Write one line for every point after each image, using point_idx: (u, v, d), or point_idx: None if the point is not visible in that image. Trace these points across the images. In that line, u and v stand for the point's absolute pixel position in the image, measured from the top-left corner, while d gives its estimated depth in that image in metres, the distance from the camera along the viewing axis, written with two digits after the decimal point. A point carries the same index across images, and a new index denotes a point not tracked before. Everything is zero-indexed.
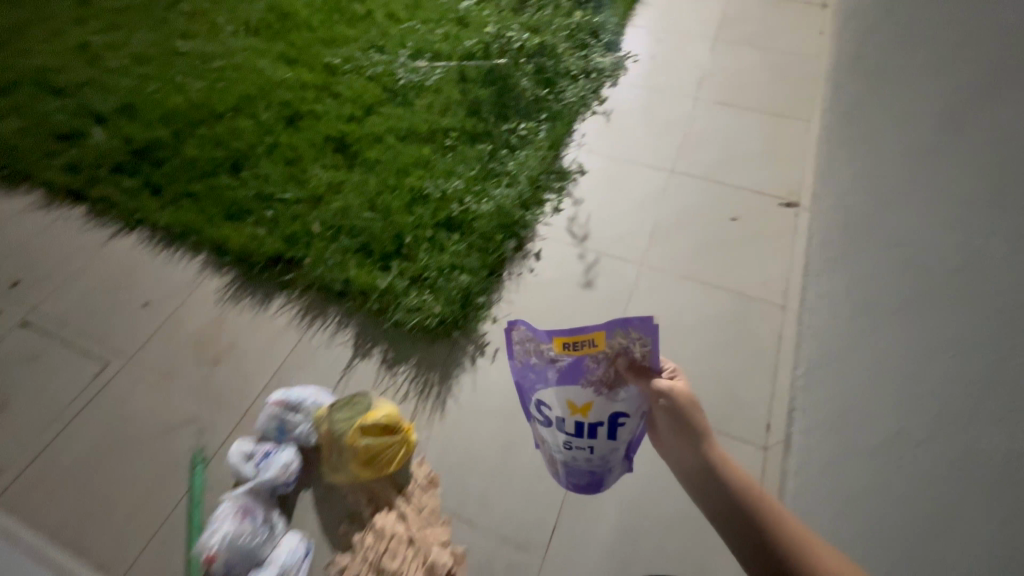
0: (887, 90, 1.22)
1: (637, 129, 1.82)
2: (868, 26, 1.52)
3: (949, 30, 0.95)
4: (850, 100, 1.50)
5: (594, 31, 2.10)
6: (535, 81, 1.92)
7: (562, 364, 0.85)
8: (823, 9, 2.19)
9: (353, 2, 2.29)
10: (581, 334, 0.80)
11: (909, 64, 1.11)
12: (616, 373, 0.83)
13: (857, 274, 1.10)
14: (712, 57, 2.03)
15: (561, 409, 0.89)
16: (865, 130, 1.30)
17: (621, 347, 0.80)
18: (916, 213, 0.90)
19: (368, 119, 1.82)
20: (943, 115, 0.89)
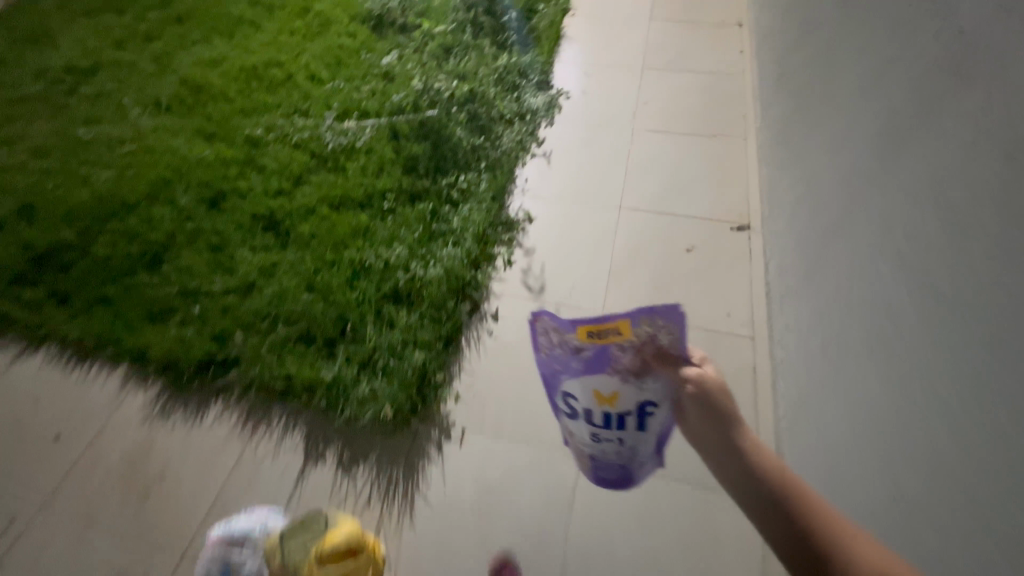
0: (818, 111, 1.22)
1: (579, 167, 1.78)
2: (787, 46, 1.55)
3: (879, 56, 0.95)
4: (782, 120, 1.50)
5: (523, 71, 2.08)
6: (470, 129, 1.87)
7: (587, 355, 0.79)
8: (740, 26, 2.25)
9: (271, 67, 2.20)
10: (606, 321, 0.76)
11: (839, 88, 1.11)
12: (644, 363, 0.77)
13: (824, 304, 1.06)
14: (643, 86, 2.03)
15: (587, 400, 0.83)
16: (801, 153, 1.29)
17: (648, 334, 0.75)
18: (875, 245, 0.88)
19: (299, 190, 1.71)
20: (889, 143, 0.87)
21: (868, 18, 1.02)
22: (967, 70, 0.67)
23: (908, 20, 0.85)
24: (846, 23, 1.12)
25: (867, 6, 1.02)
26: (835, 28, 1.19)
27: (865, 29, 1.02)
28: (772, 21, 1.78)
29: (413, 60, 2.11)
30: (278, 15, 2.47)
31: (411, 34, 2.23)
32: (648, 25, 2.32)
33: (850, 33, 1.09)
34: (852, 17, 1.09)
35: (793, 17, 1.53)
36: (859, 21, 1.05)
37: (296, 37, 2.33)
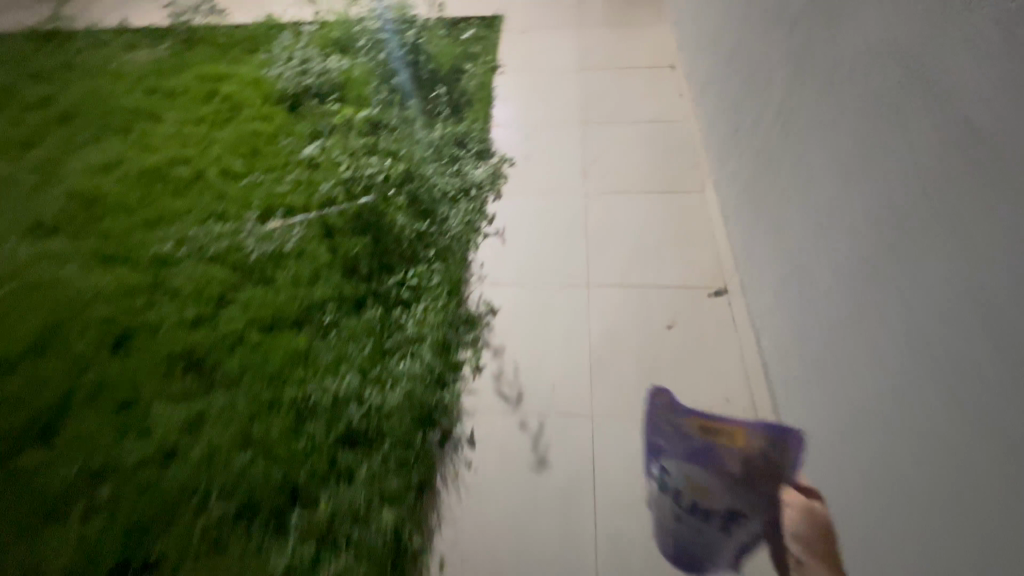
0: (793, 177, 1.14)
1: (536, 243, 1.65)
2: (737, 100, 1.50)
3: (867, 133, 0.87)
4: (743, 177, 1.44)
5: (460, 141, 1.95)
6: (411, 215, 1.71)
7: (698, 443, 1.18)
8: (672, 68, 2.22)
9: (177, 165, 1.95)
10: (721, 424, 1.21)
11: (817, 158, 1.04)
12: (749, 468, 1.12)
13: (844, 397, 0.97)
14: (587, 143, 1.94)
15: (683, 481, 1.13)
16: (779, 218, 1.22)
17: (759, 445, 1.15)
18: (913, 350, 0.78)
19: (223, 314, 1.48)
20: (909, 235, 0.78)
21: (842, 87, 0.94)
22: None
23: (905, 100, 0.78)
24: (811, 89, 1.06)
25: (838, 75, 0.96)
26: (796, 91, 1.12)
27: (842, 99, 0.95)
28: (711, 70, 1.75)
29: (339, 143, 1.93)
30: (180, 104, 2.24)
31: (333, 114, 2.06)
32: (579, 76, 2.25)
33: (819, 100, 1.03)
34: (818, 82, 1.03)
35: (738, 70, 1.49)
36: (829, 89, 0.99)
37: (203, 127, 2.10)
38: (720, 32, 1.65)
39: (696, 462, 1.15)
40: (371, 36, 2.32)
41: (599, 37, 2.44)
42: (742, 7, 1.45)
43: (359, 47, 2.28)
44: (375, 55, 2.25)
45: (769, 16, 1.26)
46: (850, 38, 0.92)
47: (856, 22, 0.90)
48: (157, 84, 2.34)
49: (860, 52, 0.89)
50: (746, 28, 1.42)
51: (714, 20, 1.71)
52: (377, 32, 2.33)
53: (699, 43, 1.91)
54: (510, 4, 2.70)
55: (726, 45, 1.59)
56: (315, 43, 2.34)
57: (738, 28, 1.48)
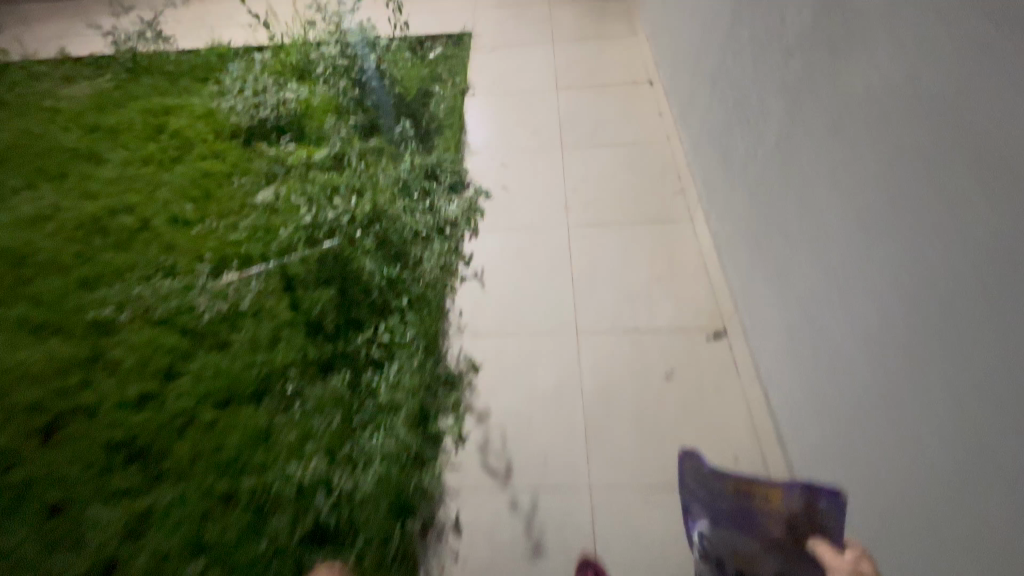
0: (796, 216, 1.04)
1: (518, 286, 1.52)
2: (726, 126, 1.39)
3: (880, 179, 0.77)
4: (738, 210, 1.33)
5: (432, 174, 1.82)
6: (381, 261, 1.57)
7: (729, 507, 1.02)
8: (651, 84, 2.12)
9: (120, 213, 1.78)
10: (758, 487, 1.01)
11: (822, 200, 0.94)
12: (793, 533, 0.93)
13: (872, 461, 0.87)
14: (567, 171, 1.82)
15: (723, 551, 0.98)
16: (781, 258, 1.12)
17: (800, 505, 0.93)
18: (948, 425, 0.68)
19: (171, 390, 1.32)
20: (940, 298, 0.68)
21: (849, 124, 0.84)
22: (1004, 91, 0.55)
23: (926, 148, 0.67)
24: (813, 123, 0.96)
25: (845, 110, 0.85)
26: (796, 125, 1.02)
27: (849, 138, 0.84)
28: (694, 91, 1.65)
29: (299, 183, 1.78)
30: (124, 142, 2.06)
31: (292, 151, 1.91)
32: (554, 96, 2.13)
33: (822, 136, 0.92)
34: (821, 116, 0.93)
35: (726, 94, 1.38)
36: (834, 126, 0.89)
37: (149, 170, 1.93)
38: (703, 51, 1.55)
39: (731, 530, 0.99)
40: (328, 57, 2.15)
41: (573, 54, 2.33)
42: (727, 27, 1.35)
43: (316, 72, 2.12)
44: (335, 82, 2.09)
45: (760, 40, 1.16)
46: (857, 72, 0.81)
47: (863, 55, 0.80)
48: (97, 120, 2.15)
49: (868, 87, 0.78)
50: (734, 50, 1.31)
51: (696, 38, 1.61)
52: (335, 52, 2.16)
53: (679, 61, 1.80)
54: (479, 22, 2.58)
55: (711, 66, 1.48)
56: (270, 71, 2.18)
57: (724, 50, 1.38)
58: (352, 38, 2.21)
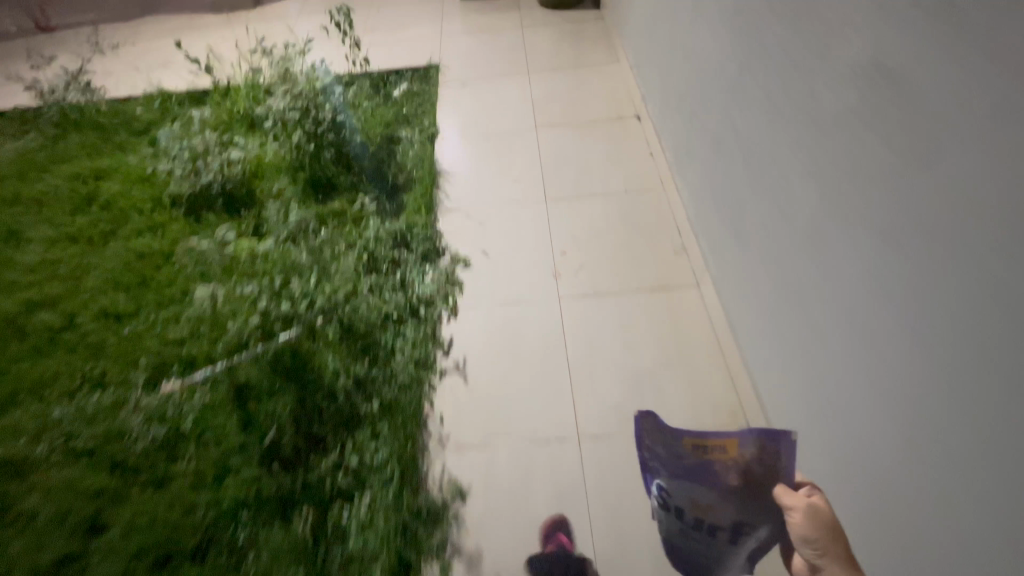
0: (793, 237, 1.01)
1: (507, 380, 1.32)
2: (739, 184, 1.23)
3: (882, 194, 0.74)
4: (761, 287, 1.17)
5: (402, 240, 1.61)
6: (348, 357, 1.35)
7: (688, 462, 0.97)
8: (639, 120, 1.93)
9: (41, 309, 1.54)
10: (713, 438, 0.97)
11: (819, 217, 0.91)
12: (748, 478, 0.94)
13: (884, 485, 0.82)
14: (554, 229, 1.62)
15: (685, 502, 0.98)
16: (777, 275, 1.09)
17: (754, 451, 0.94)
18: (967, 444, 0.64)
19: (97, 547, 1.10)
20: (948, 312, 0.65)
21: (843, 144, 0.82)
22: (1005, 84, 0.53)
23: (931, 158, 0.64)
24: (799, 139, 0.94)
25: (833, 126, 0.84)
26: (783, 144, 1.00)
27: (841, 154, 0.82)
28: (695, 139, 1.48)
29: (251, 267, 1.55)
30: (48, 215, 1.81)
31: (245, 225, 1.69)
32: (535, 136, 1.93)
33: (811, 150, 0.90)
34: (808, 131, 0.91)
35: (736, 149, 1.22)
36: (823, 141, 0.86)
37: (79, 249, 1.69)
38: (704, 94, 1.38)
39: (696, 484, 0.97)
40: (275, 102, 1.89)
41: (552, 85, 2.13)
42: (736, 71, 1.18)
43: (267, 124, 1.87)
44: (288, 132, 1.85)
45: (775, 99, 1.02)
46: (843, 88, 0.80)
47: (847, 69, 0.78)
48: (18, 191, 1.89)
49: (857, 104, 0.77)
50: (744, 100, 1.15)
51: (693, 77, 1.45)
52: (284, 95, 1.89)
53: (672, 103, 1.63)
54: (449, 56, 2.39)
55: (715, 115, 1.32)
56: (218, 127, 1.95)
57: (732, 100, 1.22)
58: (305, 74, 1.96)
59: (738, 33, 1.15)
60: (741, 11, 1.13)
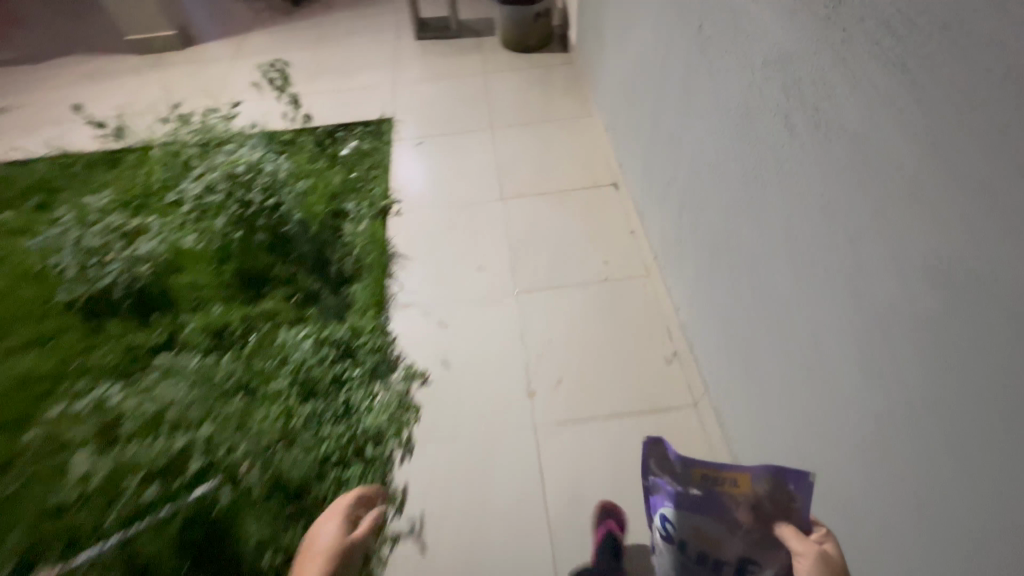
0: (783, 274, 0.89)
1: (474, 544, 1.10)
2: (747, 293, 1.03)
3: (879, 207, 0.64)
4: (782, 425, 0.96)
5: (345, 348, 1.36)
6: (276, 521, 1.10)
7: (696, 493, 0.87)
8: (616, 189, 1.72)
9: None
10: (722, 468, 0.85)
11: (807, 237, 0.80)
12: (757, 517, 0.82)
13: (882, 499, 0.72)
14: (526, 327, 1.41)
15: (689, 533, 0.90)
16: (766, 321, 0.97)
17: (765, 489, 0.80)
18: (969, 466, 0.56)
19: None
20: (941, 310, 0.57)
21: (833, 156, 0.71)
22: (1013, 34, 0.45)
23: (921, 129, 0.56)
24: (780, 147, 0.84)
25: (820, 134, 0.73)
26: (763, 162, 0.90)
27: (829, 165, 0.72)
28: (684, 224, 1.29)
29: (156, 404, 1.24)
30: None
31: (155, 337, 1.40)
32: (501, 208, 1.71)
33: (796, 162, 0.80)
34: (792, 141, 0.80)
35: (740, 251, 1.03)
36: (810, 153, 0.76)
37: None
38: (693, 175, 1.19)
39: (700, 516, 0.87)
40: (193, 180, 1.59)
41: (518, 143, 1.92)
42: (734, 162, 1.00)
43: (182, 206, 1.56)
44: (212, 215, 1.56)
45: (793, 196, 0.82)
46: (831, 94, 0.70)
47: (834, 73, 0.69)
48: None
49: (849, 111, 0.67)
50: (747, 194, 0.97)
51: (680, 153, 1.26)
52: (209, 174, 1.59)
53: (656, 182, 1.44)
54: (404, 107, 2.15)
55: (710, 206, 1.13)
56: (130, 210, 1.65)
57: (733, 195, 1.03)
58: (235, 147, 1.69)
59: (736, 119, 0.97)
60: (739, 93, 0.94)
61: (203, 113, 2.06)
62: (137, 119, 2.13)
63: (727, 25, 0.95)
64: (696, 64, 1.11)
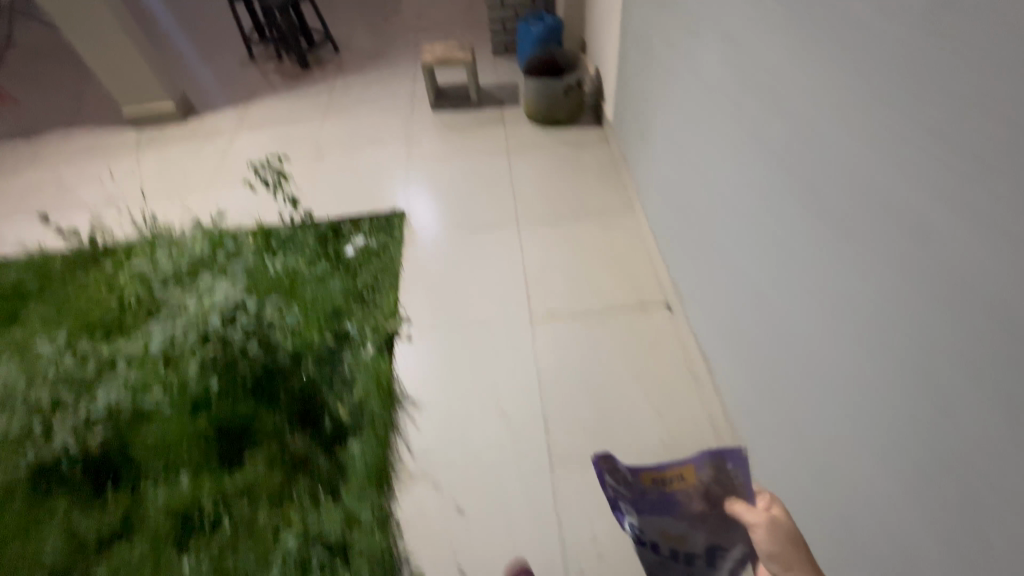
0: (887, 455, 0.70)
1: None
2: (837, 470, 0.83)
3: (993, 382, 0.53)
4: None
5: (338, 542, 1.08)
6: None
7: (652, 496, 0.94)
8: (671, 315, 1.45)
9: None
10: (669, 468, 0.95)
11: (914, 411, 0.64)
12: (711, 501, 0.93)
13: None
14: (565, 515, 1.12)
15: (658, 536, 0.95)
16: (860, 494, 0.78)
17: (709, 475, 0.93)
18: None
19: None
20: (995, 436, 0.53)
21: (948, 323, 0.57)
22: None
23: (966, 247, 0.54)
24: (880, 283, 0.67)
25: (935, 295, 0.59)
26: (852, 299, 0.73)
27: (953, 336, 0.57)
28: (772, 395, 1.01)
29: None
30: None
31: (107, 521, 1.13)
32: (529, 335, 1.44)
33: (896, 316, 0.65)
34: (899, 286, 0.64)
35: (827, 412, 0.83)
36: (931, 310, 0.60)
37: None
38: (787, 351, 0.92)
39: (661, 516, 0.93)
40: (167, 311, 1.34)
41: (548, 246, 1.66)
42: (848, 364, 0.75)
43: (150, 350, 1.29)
44: (185, 359, 1.28)
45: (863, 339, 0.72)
46: (972, 253, 0.53)
47: (923, 219, 0.59)
48: None
49: (1009, 294, 0.49)
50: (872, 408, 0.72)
51: (747, 280, 1.05)
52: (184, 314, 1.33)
53: (726, 327, 1.18)
54: (417, 196, 1.90)
55: (788, 360, 0.93)
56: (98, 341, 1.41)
57: (817, 346, 0.84)
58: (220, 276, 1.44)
59: (851, 303, 0.73)
60: (821, 237, 0.78)
61: (191, 218, 1.83)
62: (123, 212, 1.92)
63: (819, 173, 0.76)
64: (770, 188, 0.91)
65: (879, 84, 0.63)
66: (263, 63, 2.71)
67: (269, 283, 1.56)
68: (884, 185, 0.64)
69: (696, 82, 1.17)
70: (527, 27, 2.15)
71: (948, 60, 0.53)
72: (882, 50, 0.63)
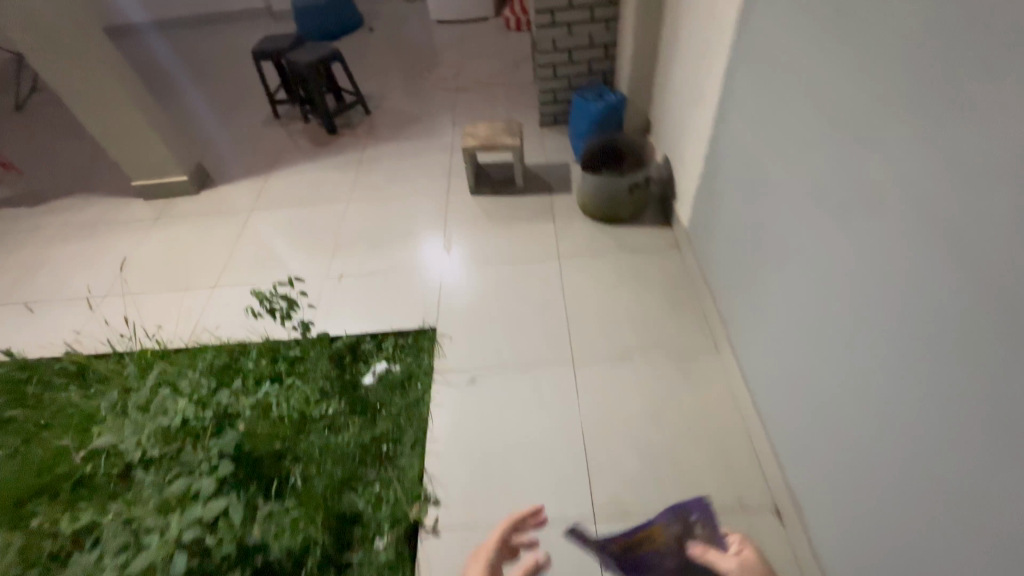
0: (878, 437, 0.79)
1: None
2: (856, 461, 0.86)
3: (938, 325, 0.65)
4: None
5: None
6: None
7: (627, 557, 1.03)
8: (781, 523, 1.10)
9: None
10: (641, 530, 1.07)
11: (890, 381, 0.75)
12: (683, 553, 0.98)
13: None
14: None
15: None
16: (874, 482, 0.81)
17: (676, 530, 1.05)
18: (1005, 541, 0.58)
19: None
20: (944, 370, 0.65)
21: (907, 291, 0.70)
22: (977, 139, 0.57)
23: (921, 223, 0.66)
24: (894, 260, 0.71)
25: (899, 273, 0.71)
26: (890, 298, 0.73)
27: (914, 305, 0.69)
28: None
29: None
30: None
31: None
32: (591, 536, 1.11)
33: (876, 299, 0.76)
34: (919, 263, 0.67)
35: (846, 434, 0.88)
36: (946, 280, 0.63)
37: None
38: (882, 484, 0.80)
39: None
40: (129, 512, 1.05)
41: (612, 397, 1.34)
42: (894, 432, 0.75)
43: None
44: None
45: (854, 331, 0.82)
46: (926, 223, 0.65)
47: (892, 206, 0.71)
48: None
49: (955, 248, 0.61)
50: None
51: (809, 341, 0.96)
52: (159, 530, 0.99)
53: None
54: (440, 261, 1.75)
55: (803, 378, 1.00)
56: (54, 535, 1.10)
57: (857, 357, 0.82)
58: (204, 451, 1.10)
59: (892, 363, 0.74)
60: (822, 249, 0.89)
61: (183, 342, 1.57)
62: (108, 325, 1.65)
63: (854, 228, 0.80)
64: (828, 217, 0.86)
65: (879, 94, 0.71)
66: (288, 124, 2.49)
67: (267, 440, 1.26)
68: (876, 195, 0.74)
69: (830, 235, 0.86)
70: (584, 103, 1.86)
71: (941, 69, 0.61)
72: (916, 69, 0.65)
